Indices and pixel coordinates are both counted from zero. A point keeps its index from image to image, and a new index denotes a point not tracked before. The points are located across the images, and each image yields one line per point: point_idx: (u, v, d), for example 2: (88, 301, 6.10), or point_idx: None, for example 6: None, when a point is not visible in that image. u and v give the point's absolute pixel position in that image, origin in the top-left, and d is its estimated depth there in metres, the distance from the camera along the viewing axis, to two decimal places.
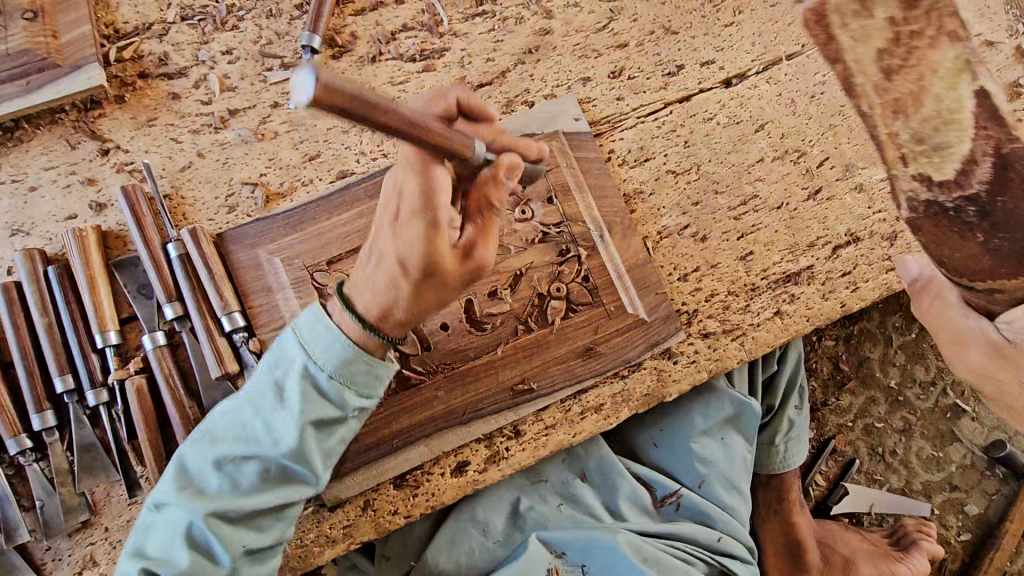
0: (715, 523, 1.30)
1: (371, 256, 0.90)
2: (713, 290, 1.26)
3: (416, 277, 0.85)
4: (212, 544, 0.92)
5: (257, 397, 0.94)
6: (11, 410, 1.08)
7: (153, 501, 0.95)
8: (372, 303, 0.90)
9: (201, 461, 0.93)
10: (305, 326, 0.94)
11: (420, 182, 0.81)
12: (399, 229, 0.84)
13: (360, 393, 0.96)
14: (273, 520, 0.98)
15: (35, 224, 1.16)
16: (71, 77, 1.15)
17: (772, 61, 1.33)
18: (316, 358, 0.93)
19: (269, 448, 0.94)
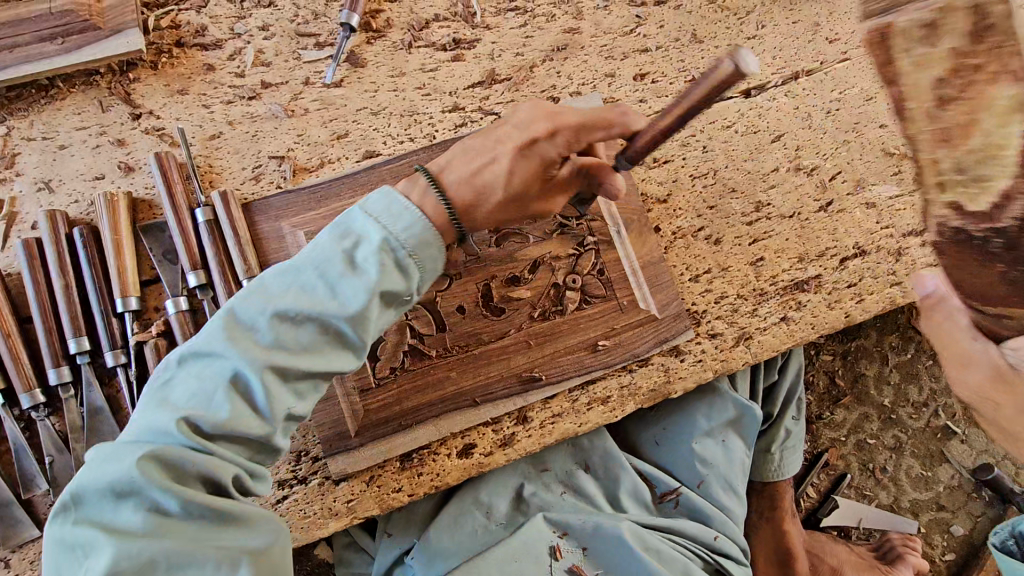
0: (712, 522, 1.32)
1: (481, 154, 0.94)
2: (723, 292, 1.29)
3: (510, 198, 0.95)
4: (255, 402, 0.82)
5: (324, 257, 0.84)
6: (26, 365, 1.09)
7: (184, 354, 0.82)
8: (462, 197, 0.92)
9: (254, 316, 0.82)
10: (383, 201, 0.88)
11: (577, 135, 0.94)
12: (527, 158, 0.93)
13: (429, 271, 0.90)
14: (314, 392, 0.88)
15: (63, 181, 1.17)
16: (111, 41, 1.17)
17: (792, 75, 1.37)
18: (393, 230, 0.86)
19: (331, 310, 0.83)
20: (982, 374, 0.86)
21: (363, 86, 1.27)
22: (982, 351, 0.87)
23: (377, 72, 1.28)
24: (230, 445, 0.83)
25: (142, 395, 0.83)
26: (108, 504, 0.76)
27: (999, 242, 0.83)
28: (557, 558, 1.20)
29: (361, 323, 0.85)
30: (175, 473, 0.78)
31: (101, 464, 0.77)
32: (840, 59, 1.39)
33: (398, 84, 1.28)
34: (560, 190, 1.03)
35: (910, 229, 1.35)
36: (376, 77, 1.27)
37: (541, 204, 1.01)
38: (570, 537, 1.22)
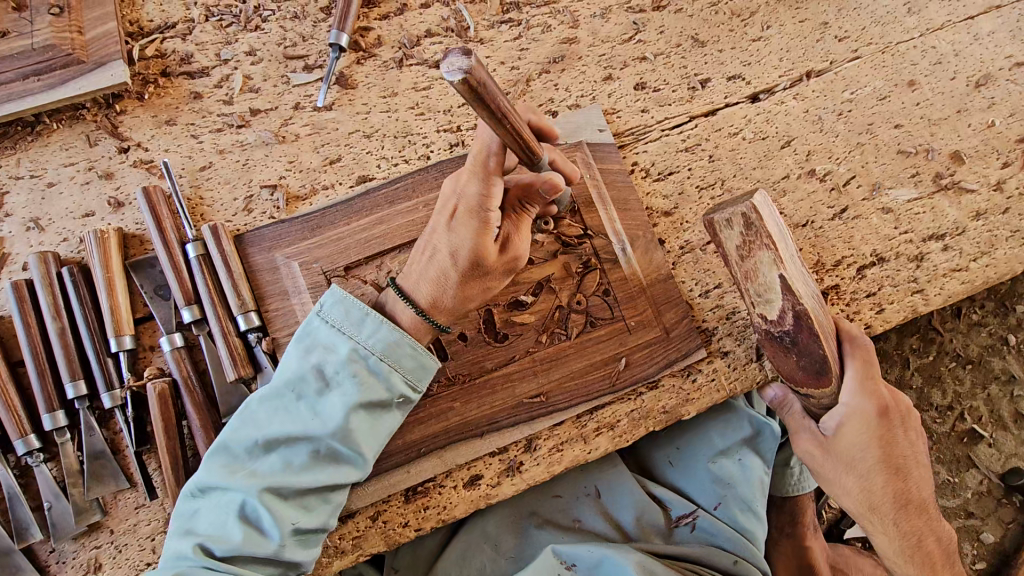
0: (729, 545, 1.28)
1: (425, 249, 1.02)
2: (734, 307, 1.24)
3: (464, 267, 0.99)
4: (262, 520, 0.96)
5: (298, 378, 0.99)
6: (20, 410, 1.07)
7: (198, 486, 0.98)
8: (424, 293, 1.02)
9: (249, 441, 0.97)
10: (341, 309, 1.01)
11: (478, 185, 0.94)
12: (456, 227, 0.97)
13: (402, 371, 1.02)
14: (317, 503, 1.00)
15: (52, 220, 1.15)
16: (94, 73, 1.15)
17: (801, 77, 1.31)
18: (359, 339, 1.00)
19: (315, 426, 0.98)
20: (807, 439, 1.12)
21: (354, 109, 1.23)
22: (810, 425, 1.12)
23: (368, 93, 1.24)
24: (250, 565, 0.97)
25: (171, 526, 0.98)
26: None
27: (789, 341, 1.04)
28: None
29: (343, 433, 0.98)
30: None
31: None
32: (850, 57, 1.33)
33: (391, 104, 1.24)
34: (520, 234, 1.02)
35: (930, 233, 1.29)
36: (368, 98, 1.24)
37: (504, 267, 1.01)
38: (577, 566, 1.19)
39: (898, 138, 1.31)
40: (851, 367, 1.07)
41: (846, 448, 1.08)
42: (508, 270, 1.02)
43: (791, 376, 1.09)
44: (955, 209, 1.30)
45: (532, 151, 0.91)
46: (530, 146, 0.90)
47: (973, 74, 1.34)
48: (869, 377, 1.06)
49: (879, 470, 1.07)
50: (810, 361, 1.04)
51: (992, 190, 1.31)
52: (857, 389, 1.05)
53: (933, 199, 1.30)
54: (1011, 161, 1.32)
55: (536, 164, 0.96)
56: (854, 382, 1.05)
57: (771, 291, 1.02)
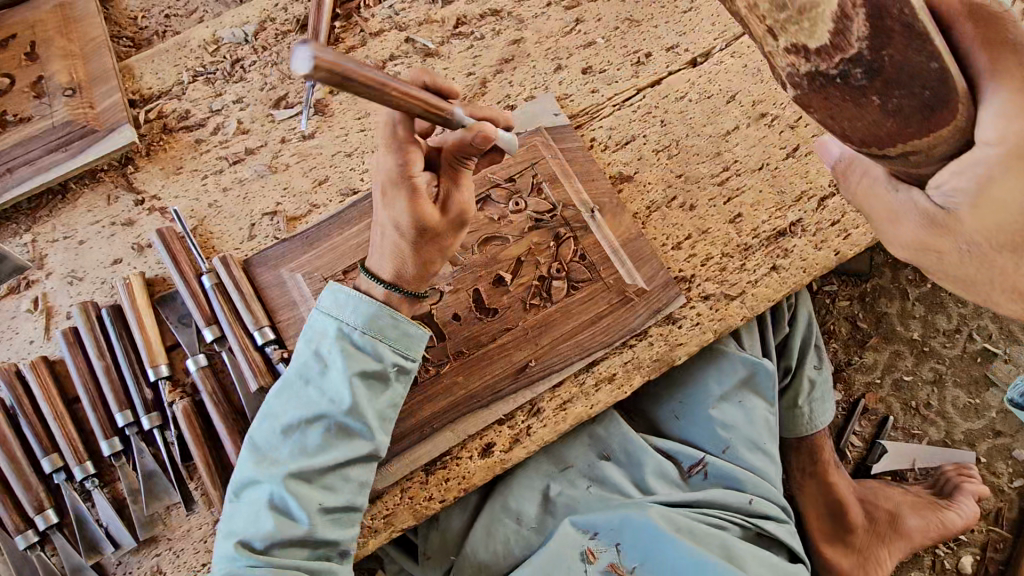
0: (745, 486, 1.34)
1: (376, 232, 1.06)
2: (708, 254, 1.31)
3: (415, 238, 1.01)
4: (291, 504, 1.04)
5: (301, 367, 1.09)
6: (78, 440, 1.20)
7: (233, 484, 1.07)
8: (387, 269, 1.08)
9: (270, 432, 1.07)
10: (327, 297, 1.11)
11: (395, 155, 0.95)
12: (390, 204, 0.99)
13: (389, 342, 1.10)
14: (339, 481, 1.08)
15: (87, 272, 1.30)
16: (107, 138, 1.32)
17: (735, 37, 1.42)
18: (345, 320, 1.09)
19: (324, 406, 1.07)
20: (912, 222, 0.80)
21: (334, 133, 1.37)
22: (906, 201, 0.80)
23: (345, 118, 1.38)
24: (290, 551, 1.04)
25: (218, 530, 1.08)
26: None
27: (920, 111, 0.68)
28: (591, 561, 1.25)
29: (348, 407, 1.06)
30: None
31: None
32: None
33: (365, 124, 1.38)
34: (460, 190, 1.02)
35: None
36: (345, 122, 1.38)
37: (447, 224, 1.01)
38: (598, 534, 1.27)
39: None
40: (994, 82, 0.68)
41: (1004, 218, 0.73)
42: (458, 227, 1.04)
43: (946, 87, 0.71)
44: None
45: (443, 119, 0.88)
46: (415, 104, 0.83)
47: None
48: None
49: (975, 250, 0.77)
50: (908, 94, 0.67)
51: None
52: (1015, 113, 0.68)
53: None
54: None
55: (457, 122, 0.91)
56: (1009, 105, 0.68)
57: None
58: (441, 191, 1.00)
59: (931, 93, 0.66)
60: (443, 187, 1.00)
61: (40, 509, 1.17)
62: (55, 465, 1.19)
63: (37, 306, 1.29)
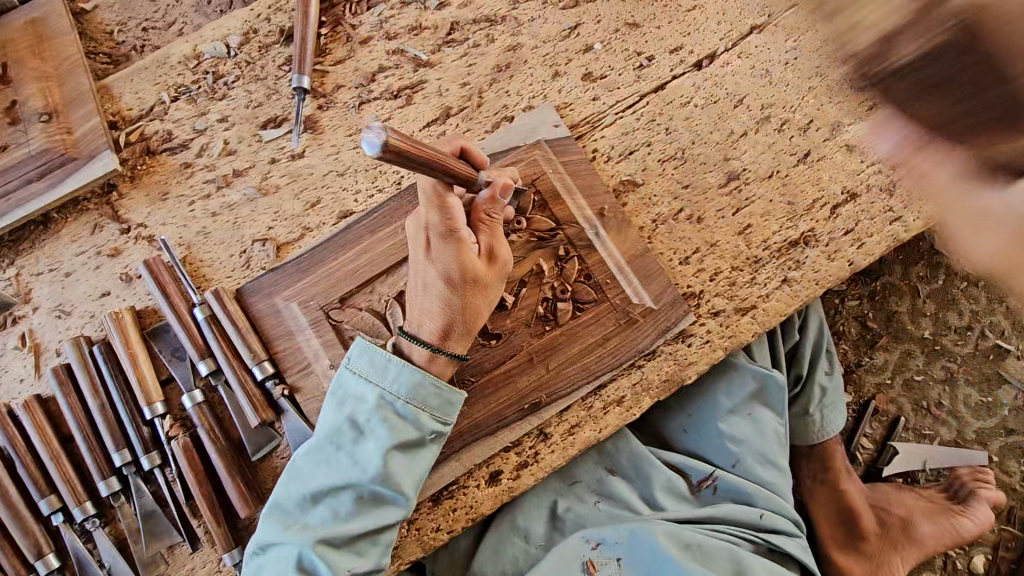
0: (756, 500, 1.32)
1: (418, 285, 1.07)
2: (716, 268, 1.27)
3: (462, 287, 1.04)
4: (320, 571, 1.01)
5: (334, 430, 1.05)
6: (76, 480, 1.17)
7: (260, 544, 1.04)
8: (424, 323, 1.07)
9: (297, 496, 1.04)
10: (365, 358, 1.07)
11: (438, 213, 1.01)
12: (438, 258, 1.03)
13: (430, 410, 1.07)
14: (368, 545, 1.06)
15: (74, 305, 1.26)
16: (88, 166, 1.26)
17: (741, 37, 1.35)
18: (384, 386, 1.05)
19: (356, 474, 1.04)
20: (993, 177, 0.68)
21: (325, 151, 1.32)
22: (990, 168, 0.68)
23: (335, 134, 1.32)
24: None
25: None
26: None
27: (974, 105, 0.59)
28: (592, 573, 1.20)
29: (382, 476, 1.04)
30: None
31: None
32: (786, 7, 1.36)
33: (357, 140, 1.32)
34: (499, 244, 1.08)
35: None
36: (336, 139, 1.32)
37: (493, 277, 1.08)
38: (603, 546, 1.23)
39: None
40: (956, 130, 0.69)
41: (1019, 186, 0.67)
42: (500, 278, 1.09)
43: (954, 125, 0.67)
44: None
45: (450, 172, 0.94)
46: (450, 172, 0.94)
47: None
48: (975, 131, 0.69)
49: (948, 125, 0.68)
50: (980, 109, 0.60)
51: None
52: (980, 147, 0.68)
53: None
54: None
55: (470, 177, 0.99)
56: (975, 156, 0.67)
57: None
58: (485, 248, 1.06)
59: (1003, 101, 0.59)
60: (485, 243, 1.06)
61: (41, 553, 1.15)
62: (53, 506, 1.16)
63: (25, 343, 1.25)
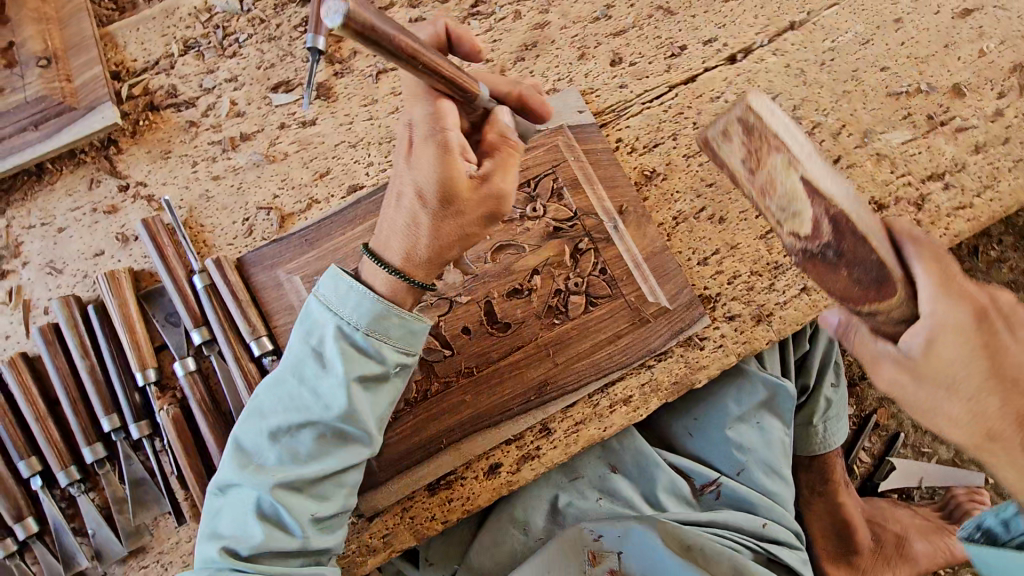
0: (758, 509, 1.29)
1: (393, 200, 0.91)
2: (735, 271, 1.23)
3: (436, 208, 0.85)
4: (281, 515, 0.94)
5: (297, 363, 0.97)
6: (60, 443, 1.12)
7: (219, 485, 0.97)
8: (396, 248, 0.91)
9: (257, 434, 0.96)
10: (331, 284, 0.97)
11: (430, 112, 0.82)
12: (419, 166, 0.85)
13: (393, 343, 0.96)
14: (331, 487, 0.99)
15: (66, 263, 1.20)
16: (87, 117, 1.20)
17: (778, 32, 1.30)
18: (344, 316, 0.96)
19: (318, 409, 0.95)
20: (891, 368, 0.89)
21: (338, 120, 1.26)
22: (882, 348, 0.90)
23: (350, 103, 1.26)
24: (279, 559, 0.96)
25: (200, 529, 0.99)
26: None
27: (833, 254, 0.86)
28: (593, 566, 1.19)
29: (347, 412, 0.95)
30: None
31: None
32: (827, 6, 1.31)
33: (372, 111, 1.26)
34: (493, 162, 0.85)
35: (929, 173, 1.26)
36: (350, 108, 1.26)
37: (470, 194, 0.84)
38: (603, 538, 1.21)
39: (885, 81, 1.28)
40: (923, 265, 0.84)
41: (943, 365, 0.84)
42: (490, 210, 0.87)
43: (843, 295, 0.90)
44: (953, 145, 1.27)
45: (456, 82, 0.79)
46: (456, 82, 0.79)
47: (959, 4, 1.30)
48: (949, 279, 0.84)
49: (982, 391, 0.85)
50: (864, 273, 0.85)
51: (990, 121, 1.27)
52: (937, 293, 0.83)
53: (928, 139, 1.27)
54: (1007, 89, 1.28)
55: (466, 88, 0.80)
56: (931, 285, 0.83)
57: (796, 199, 0.85)
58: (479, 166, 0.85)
59: (876, 273, 0.84)
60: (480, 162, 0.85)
61: (19, 517, 1.10)
62: (33, 469, 1.11)
63: (12, 299, 1.19)
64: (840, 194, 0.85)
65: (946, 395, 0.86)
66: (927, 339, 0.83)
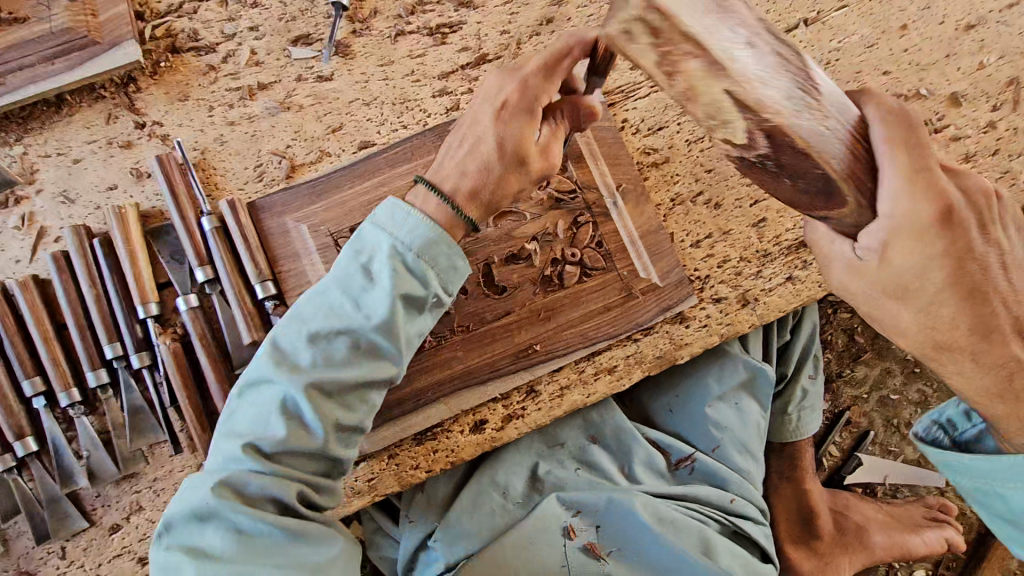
0: (729, 485, 1.35)
1: (466, 140, 0.97)
2: (725, 256, 1.28)
3: (510, 160, 0.95)
4: (309, 421, 0.90)
5: (343, 275, 0.94)
6: (64, 365, 1.16)
7: (243, 386, 0.92)
8: (464, 185, 0.96)
9: (291, 339, 0.92)
10: (386, 208, 0.96)
11: (541, 83, 0.94)
12: (507, 121, 0.94)
13: (441, 270, 0.97)
14: (358, 401, 0.95)
15: (79, 194, 1.23)
16: (110, 53, 1.22)
17: (788, 29, 1.34)
18: (399, 234, 0.94)
19: (359, 320, 0.92)
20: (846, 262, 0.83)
21: (354, 78, 1.29)
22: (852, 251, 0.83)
23: (367, 62, 1.29)
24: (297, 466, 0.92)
25: (216, 430, 0.94)
26: (191, 528, 0.85)
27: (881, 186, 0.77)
28: (571, 537, 1.24)
29: (386, 326, 0.93)
30: (246, 498, 0.87)
31: (186, 492, 0.87)
32: (838, 7, 1.34)
33: (388, 72, 1.29)
34: (555, 141, 1.01)
35: None
36: (367, 67, 1.29)
37: (541, 165, 0.98)
38: (581, 511, 1.26)
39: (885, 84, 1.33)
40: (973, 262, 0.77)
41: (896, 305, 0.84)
42: (543, 172, 1.00)
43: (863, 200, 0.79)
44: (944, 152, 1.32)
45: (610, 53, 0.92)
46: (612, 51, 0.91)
47: (966, 16, 1.34)
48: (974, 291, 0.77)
49: (946, 288, 0.78)
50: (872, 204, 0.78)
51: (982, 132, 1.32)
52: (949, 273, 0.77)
53: None
54: (1000, 103, 1.33)
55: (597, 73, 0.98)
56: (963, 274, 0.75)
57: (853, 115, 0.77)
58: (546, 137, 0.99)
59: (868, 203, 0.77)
60: (548, 134, 1.00)
61: (19, 434, 1.13)
62: (36, 389, 1.14)
63: (25, 224, 1.22)
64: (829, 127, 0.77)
65: (896, 299, 0.80)
66: (883, 243, 0.77)
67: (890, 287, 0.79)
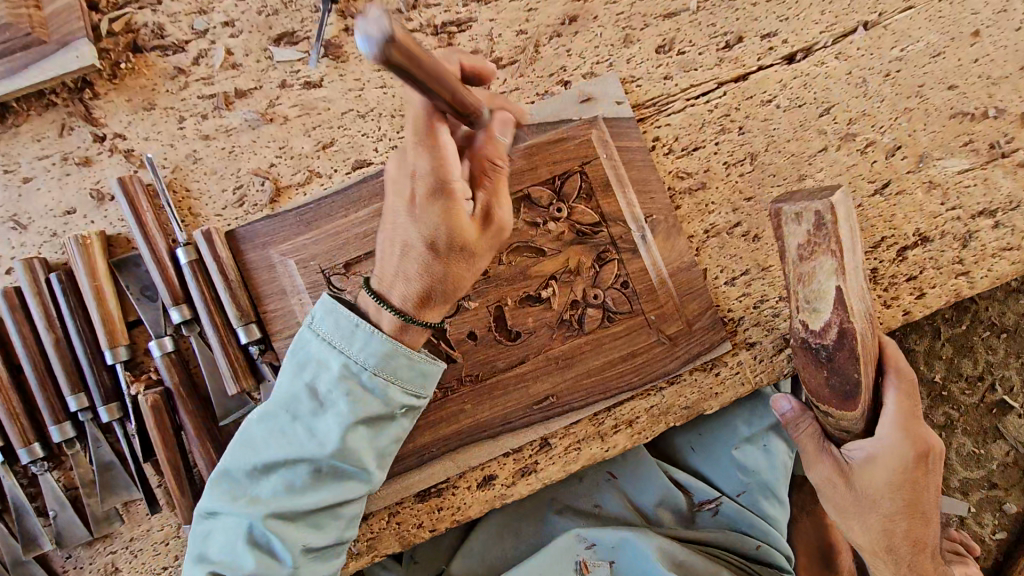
0: (754, 531, 1.26)
1: (392, 241, 0.86)
2: (762, 295, 1.15)
3: (445, 256, 0.83)
4: (274, 548, 0.89)
5: (292, 397, 0.90)
6: (24, 418, 1.03)
7: (207, 510, 0.91)
8: (407, 295, 0.87)
9: (246, 465, 0.89)
10: (331, 320, 0.89)
11: (430, 162, 0.77)
12: (422, 213, 0.81)
13: (400, 384, 0.90)
14: (327, 520, 0.92)
15: (32, 218, 1.08)
16: (59, 54, 1.04)
17: (845, 33, 1.16)
18: (350, 353, 0.88)
19: (312, 448, 0.89)
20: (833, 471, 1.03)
21: (346, 85, 1.12)
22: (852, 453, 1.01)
23: (362, 66, 1.12)
24: None
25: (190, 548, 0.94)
26: None
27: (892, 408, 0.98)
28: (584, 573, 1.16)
29: (342, 454, 0.89)
30: None
31: None
32: (903, 7, 1.16)
33: (386, 78, 1.12)
34: (499, 201, 0.85)
35: (980, 209, 1.18)
36: (361, 72, 1.12)
37: (485, 245, 0.85)
38: (596, 545, 1.18)
39: (951, 100, 1.17)
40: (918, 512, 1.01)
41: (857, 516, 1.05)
42: (497, 243, 0.87)
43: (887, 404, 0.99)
44: (1010, 180, 1.17)
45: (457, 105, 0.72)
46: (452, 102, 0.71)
47: None
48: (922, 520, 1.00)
49: (900, 510, 1.01)
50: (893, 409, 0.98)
51: None
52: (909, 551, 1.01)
53: (986, 170, 1.17)
54: None
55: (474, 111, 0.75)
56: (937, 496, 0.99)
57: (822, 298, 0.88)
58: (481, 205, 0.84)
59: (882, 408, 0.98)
60: (483, 201, 0.83)
61: None
62: None
63: None
64: (858, 307, 0.89)
65: (869, 505, 1.01)
66: (871, 454, 0.99)
67: (857, 500, 1.01)
